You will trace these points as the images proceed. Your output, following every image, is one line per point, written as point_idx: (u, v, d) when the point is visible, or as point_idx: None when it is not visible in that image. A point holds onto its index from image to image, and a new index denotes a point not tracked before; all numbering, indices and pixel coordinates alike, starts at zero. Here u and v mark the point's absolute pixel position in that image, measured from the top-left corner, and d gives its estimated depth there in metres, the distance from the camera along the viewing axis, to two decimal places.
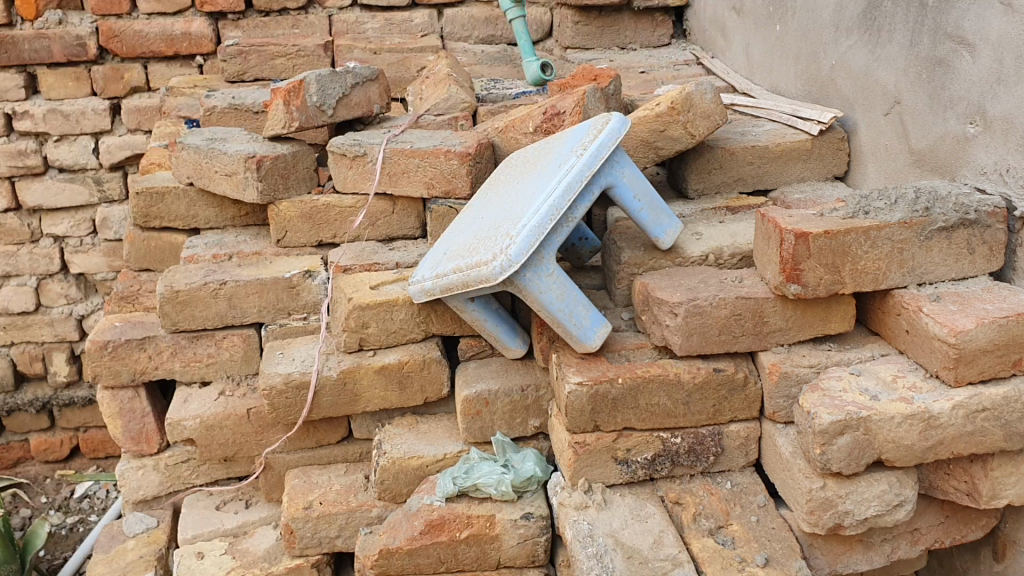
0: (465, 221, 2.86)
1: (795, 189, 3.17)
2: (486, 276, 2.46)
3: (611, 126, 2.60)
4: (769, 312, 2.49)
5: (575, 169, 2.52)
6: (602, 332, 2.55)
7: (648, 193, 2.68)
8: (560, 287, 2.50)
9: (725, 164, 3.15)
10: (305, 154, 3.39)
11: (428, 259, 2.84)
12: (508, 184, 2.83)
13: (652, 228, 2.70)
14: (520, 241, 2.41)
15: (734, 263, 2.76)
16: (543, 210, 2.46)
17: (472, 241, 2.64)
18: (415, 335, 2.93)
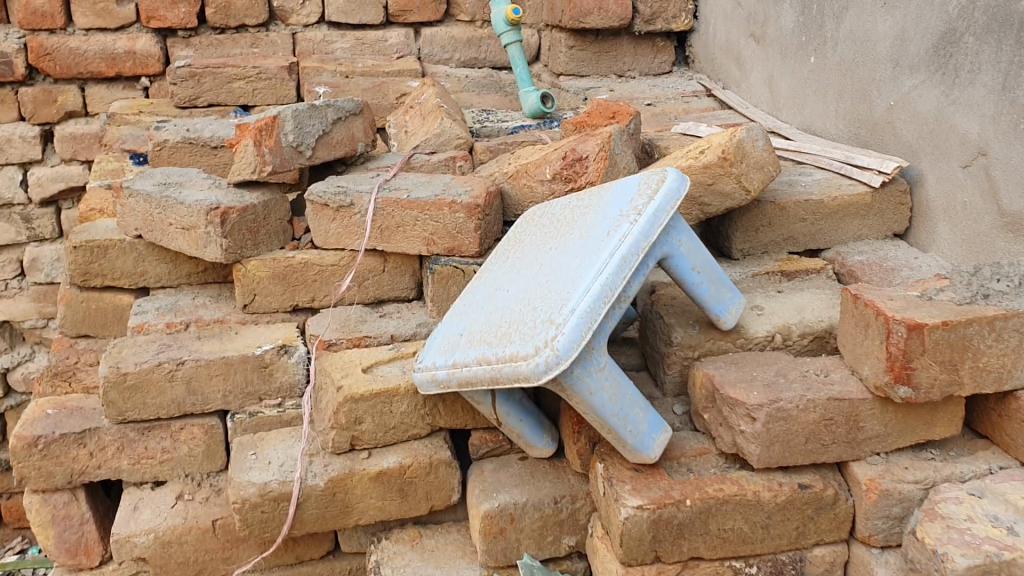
0: (482, 293, 2.37)
1: (853, 251, 2.75)
2: (524, 376, 1.98)
3: (669, 185, 2.14)
4: (866, 416, 2.08)
5: (630, 240, 2.05)
6: (662, 438, 2.11)
7: (707, 264, 2.23)
8: (613, 385, 2.04)
9: (775, 221, 2.71)
10: (278, 203, 2.86)
11: (437, 340, 2.35)
12: (535, 249, 2.35)
13: (711, 305, 2.25)
14: (569, 334, 1.94)
15: (803, 344, 2.34)
16: (594, 293, 1.98)
17: (499, 324, 2.15)
18: (419, 429, 2.46)
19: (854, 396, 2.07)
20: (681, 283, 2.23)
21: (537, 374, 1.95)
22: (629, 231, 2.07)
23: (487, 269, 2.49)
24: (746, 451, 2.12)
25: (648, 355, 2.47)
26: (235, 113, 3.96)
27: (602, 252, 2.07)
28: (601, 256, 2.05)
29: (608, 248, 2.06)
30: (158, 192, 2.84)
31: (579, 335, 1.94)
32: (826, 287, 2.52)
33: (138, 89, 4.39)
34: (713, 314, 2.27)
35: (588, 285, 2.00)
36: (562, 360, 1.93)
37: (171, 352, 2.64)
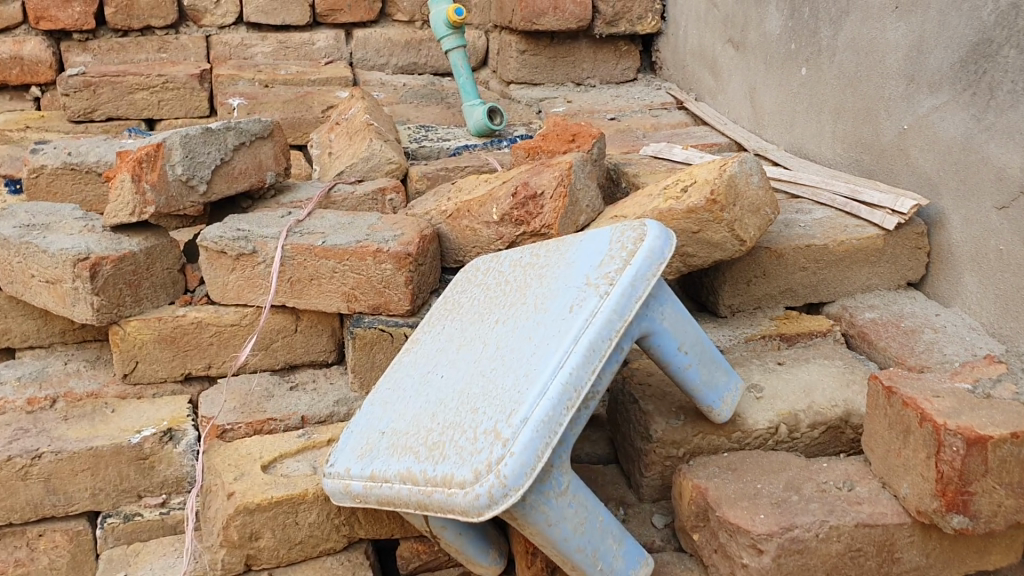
0: (411, 375, 1.88)
1: (862, 305, 2.31)
2: (461, 508, 1.50)
3: (648, 245, 1.66)
4: (903, 546, 1.64)
5: (599, 321, 1.58)
6: (642, 573, 1.67)
7: (697, 340, 1.75)
8: (580, 513, 1.58)
9: (771, 272, 2.25)
10: (165, 249, 2.34)
11: (355, 436, 1.85)
12: (477, 320, 1.86)
13: (700, 394, 1.78)
14: (521, 456, 1.46)
15: (813, 437, 1.92)
16: (554, 398, 1.51)
17: (430, 426, 1.67)
18: (333, 544, 1.96)
19: (888, 521, 1.62)
20: (663, 366, 1.76)
21: (478, 508, 1.47)
22: (598, 308, 1.60)
23: (418, 338, 1.99)
24: None
25: (619, 446, 2.01)
26: (134, 129, 3.44)
27: (563, 336, 1.59)
28: (562, 344, 1.57)
29: (570, 332, 1.58)
30: (17, 236, 2.28)
31: (534, 455, 1.47)
32: (836, 360, 2.08)
33: (27, 98, 3.81)
34: (704, 404, 1.80)
35: (546, 385, 1.52)
36: (511, 490, 1.46)
37: (26, 441, 2.10)
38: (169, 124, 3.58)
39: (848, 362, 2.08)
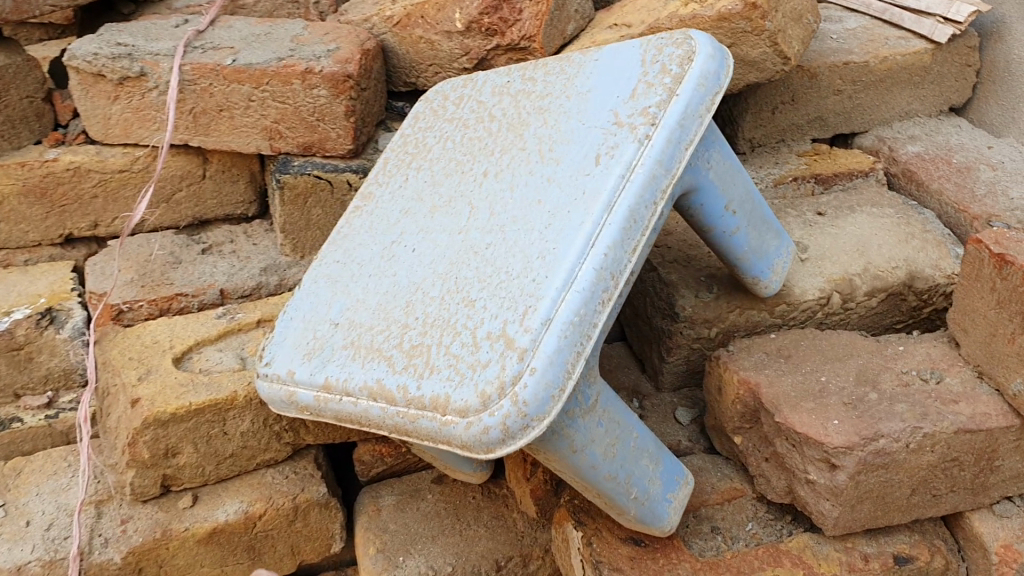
0: (369, 245, 1.43)
1: (902, 136, 1.92)
2: (459, 443, 1.08)
3: (698, 68, 1.21)
4: (1006, 453, 1.30)
5: (640, 179, 1.14)
6: (680, 496, 1.29)
7: (748, 197, 1.33)
8: (610, 432, 1.19)
9: (801, 96, 1.84)
10: (22, 71, 1.76)
11: (294, 324, 1.40)
12: (455, 171, 1.40)
13: (746, 264, 1.39)
14: (545, 375, 1.04)
15: (869, 307, 1.55)
16: (586, 289, 1.08)
17: (406, 322, 1.23)
18: (274, 454, 1.55)
19: (992, 425, 1.27)
20: (703, 231, 1.34)
21: (485, 445, 1.06)
22: (637, 159, 1.16)
23: (373, 191, 1.52)
24: (812, 509, 1.32)
25: (628, 323, 1.64)
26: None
27: (591, 200, 1.15)
28: (591, 211, 1.14)
29: (601, 195, 1.14)
30: None
31: (562, 373, 1.05)
32: (888, 211, 1.70)
33: None
34: (749, 276, 1.41)
35: (573, 271, 1.10)
36: (533, 422, 1.04)
37: None
38: None
39: (901, 211, 1.70)
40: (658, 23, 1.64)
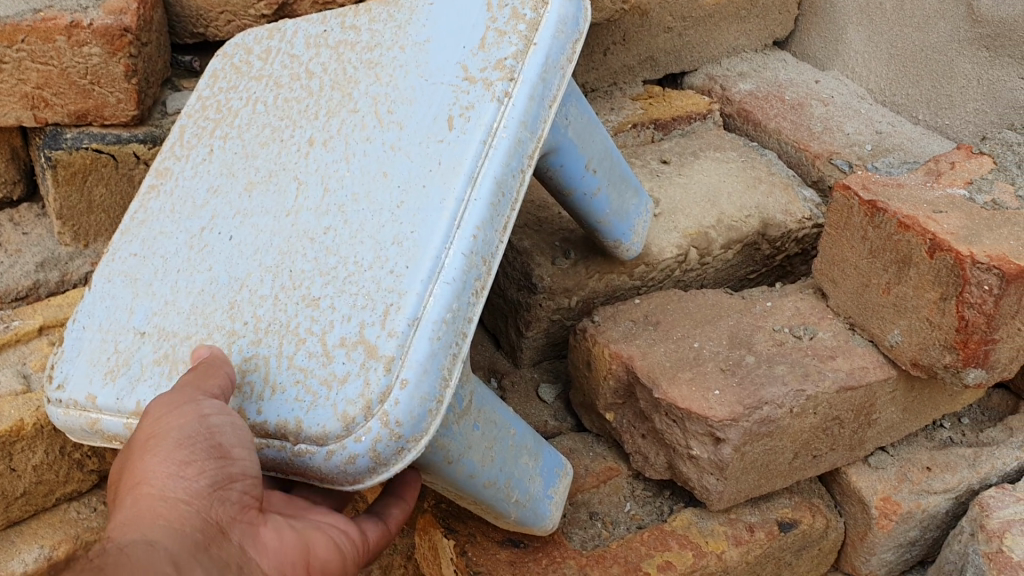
0: (172, 232, 1.14)
1: (731, 74, 1.86)
2: (318, 474, 0.89)
3: (554, 12, 1.05)
4: (882, 405, 1.26)
5: (504, 145, 0.98)
6: (561, 490, 1.17)
7: (607, 153, 1.20)
8: (487, 433, 1.04)
9: (633, 36, 1.74)
10: None
11: (89, 336, 1.11)
12: (271, 140, 1.14)
13: (607, 227, 1.27)
14: (420, 388, 0.87)
15: (725, 259, 1.47)
16: (455, 279, 0.92)
17: (230, 328, 1.00)
18: (77, 484, 1.32)
19: (871, 380, 1.21)
20: (562, 195, 1.20)
21: (350, 475, 0.88)
22: (498, 122, 0.99)
23: (169, 166, 1.22)
24: (694, 485, 1.23)
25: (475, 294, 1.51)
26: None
27: (449, 173, 0.97)
28: (450, 186, 0.96)
29: (461, 166, 0.97)
30: None
31: (438, 381, 0.89)
32: (731, 155, 1.63)
33: None
34: (609, 240, 1.30)
35: (439, 259, 0.92)
36: (409, 444, 0.87)
37: None
38: None
39: (744, 154, 1.63)
40: None
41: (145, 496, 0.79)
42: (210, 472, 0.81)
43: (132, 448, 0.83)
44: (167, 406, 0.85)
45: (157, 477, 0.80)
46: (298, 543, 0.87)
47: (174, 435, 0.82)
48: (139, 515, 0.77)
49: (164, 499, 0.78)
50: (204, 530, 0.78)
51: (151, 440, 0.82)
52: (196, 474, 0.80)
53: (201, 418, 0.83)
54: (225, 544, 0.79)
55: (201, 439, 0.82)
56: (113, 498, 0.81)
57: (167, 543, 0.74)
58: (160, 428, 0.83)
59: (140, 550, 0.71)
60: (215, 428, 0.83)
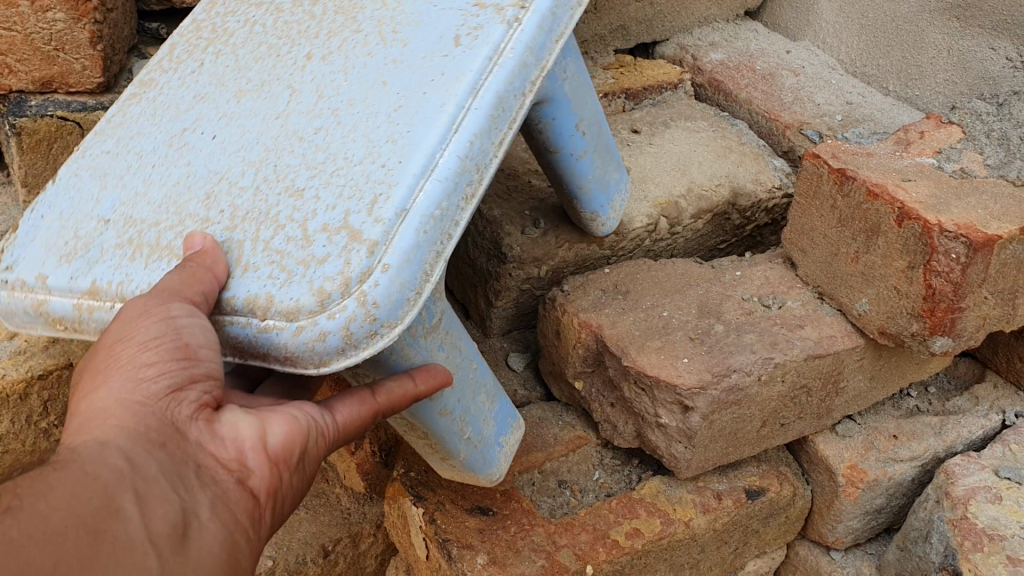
0: (151, 132, 1.07)
1: (703, 44, 1.85)
2: (280, 355, 0.82)
3: None
4: (850, 374, 1.26)
5: (509, 65, 0.92)
6: (511, 442, 1.14)
7: (598, 118, 1.18)
8: (452, 358, 1.00)
9: (604, 4, 1.73)
10: None
11: (47, 224, 1.04)
12: (267, 55, 1.08)
13: (587, 196, 1.25)
14: (401, 275, 0.81)
15: (696, 229, 1.47)
16: (448, 178, 0.85)
17: (205, 216, 0.93)
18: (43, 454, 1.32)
19: (839, 348, 1.22)
20: (547, 152, 1.17)
21: (316, 356, 0.80)
22: (505, 43, 0.93)
23: (156, 78, 1.16)
24: (663, 453, 1.24)
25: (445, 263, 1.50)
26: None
27: (452, 80, 0.90)
28: (451, 92, 0.89)
29: (465, 75, 0.90)
30: None
31: (420, 274, 0.82)
32: (702, 125, 1.62)
33: None
34: (586, 210, 1.28)
35: (433, 155, 0.86)
36: (382, 330, 0.81)
37: None
38: None
39: (715, 124, 1.63)
40: None
41: (99, 399, 0.77)
42: (173, 373, 0.78)
43: (97, 347, 0.81)
44: (136, 306, 0.81)
45: (118, 379, 0.78)
46: (259, 432, 0.81)
47: (137, 337, 0.79)
48: (92, 417, 0.76)
49: (118, 401, 0.76)
50: (160, 429, 0.76)
51: (114, 342, 0.79)
52: (157, 376, 0.78)
53: (168, 320, 0.79)
54: (180, 444, 0.77)
55: (166, 340, 0.78)
56: (75, 401, 0.80)
57: (117, 441, 0.73)
58: (124, 330, 0.79)
59: (84, 453, 0.71)
60: (184, 330, 0.79)
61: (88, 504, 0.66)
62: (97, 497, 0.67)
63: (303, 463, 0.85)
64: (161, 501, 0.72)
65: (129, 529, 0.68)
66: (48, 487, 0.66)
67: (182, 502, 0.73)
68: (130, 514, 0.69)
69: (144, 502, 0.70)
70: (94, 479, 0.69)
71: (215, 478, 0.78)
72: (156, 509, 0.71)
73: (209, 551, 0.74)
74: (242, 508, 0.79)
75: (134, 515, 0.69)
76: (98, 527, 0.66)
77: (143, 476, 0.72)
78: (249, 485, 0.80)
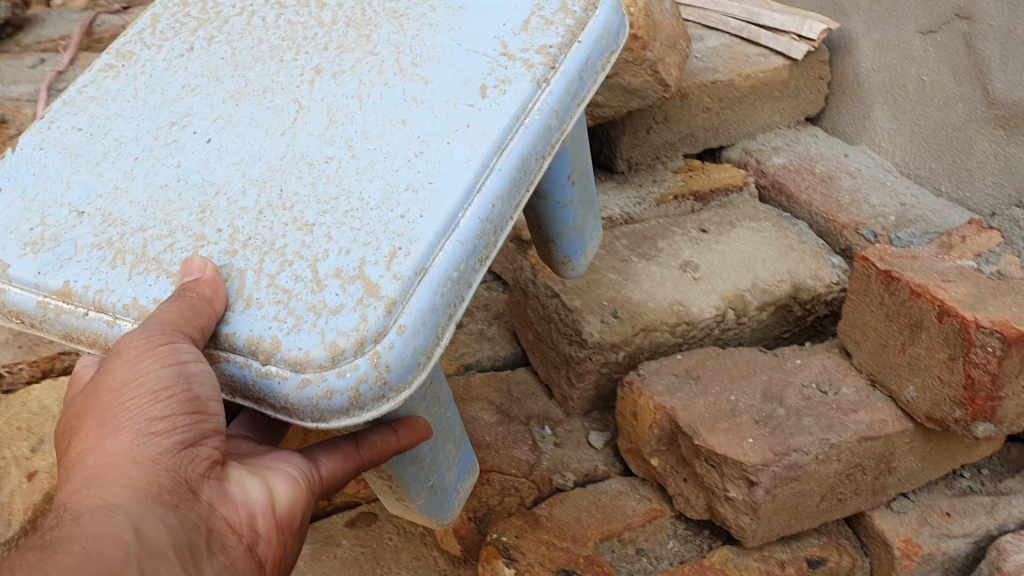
0: (134, 119, 1.04)
1: (766, 148, 2.02)
2: (277, 402, 0.82)
3: (601, 19, 1.05)
4: (901, 455, 1.40)
5: (534, 127, 0.95)
6: (466, 486, 1.22)
7: (585, 171, 1.27)
8: (432, 407, 1.08)
9: (673, 116, 1.91)
10: None
11: (7, 200, 0.99)
12: (269, 57, 1.06)
13: (564, 241, 1.32)
14: (415, 338, 0.82)
15: (761, 319, 1.61)
16: (468, 241, 0.87)
17: (200, 233, 0.91)
18: None
19: (890, 431, 1.35)
20: (538, 198, 1.24)
21: (318, 411, 0.81)
22: (533, 103, 0.96)
23: (133, 49, 1.12)
24: (731, 524, 1.37)
25: (531, 347, 1.70)
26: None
27: (477, 134, 0.92)
28: (477, 149, 0.91)
29: (491, 133, 0.92)
30: None
31: (431, 337, 0.83)
32: (765, 224, 1.79)
33: None
34: (560, 255, 1.35)
35: (454, 215, 0.87)
36: (390, 393, 0.81)
37: None
38: None
39: (777, 223, 1.79)
40: None
41: (111, 453, 0.81)
42: (183, 428, 0.83)
43: (101, 388, 0.83)
44: (138, 342, 0.82)
45: (129, 433, 0.82)
46: (265, 496, 0.90)
47: (146, 386, 0.81)
48: (104, 471, 0.80)
49: (132, 457, 0.81)
50: (171, 488, 0.81)
51: (121, 386, 0.82)
52: (169, 430, 0.82)
53: (180, 366, 0.81)
54: (190, 505, 0.82)
55: (177, 389, 0.81)
56: (76, 447, 0.83)
57: (127, 511, 0.77)
58: (131, 375, 0.82)
59: (94, 528, 0.75)
60: (193, 379, 0.82)
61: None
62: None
63: (300, 525, 0.95)
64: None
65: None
66: None
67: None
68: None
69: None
70: (95, 563, 0.72)
71: (220, 543, 0.84)
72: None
73: None
74: (245, 569, 0.86)
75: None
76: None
77: (150, 552, 0.76)
78: (254, 548, 0.88)
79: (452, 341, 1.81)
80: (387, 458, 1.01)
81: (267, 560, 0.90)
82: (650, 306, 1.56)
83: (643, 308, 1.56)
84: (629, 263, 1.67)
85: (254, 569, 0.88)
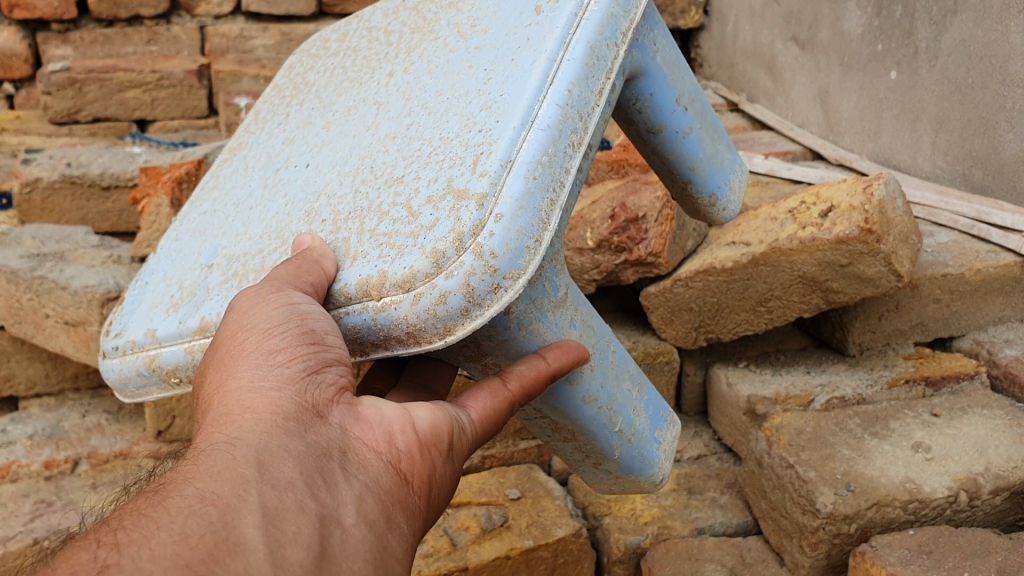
0: (247, 183, 1.19)
1: (998, 340, 2.05)
2: (401, 332, 0.84)
3: None
4: None
5: (597, 16, 0.96)
6: (668, 440, 1.21)
7: (695, 92, 1.24)
8: (586, 337, 1.08)
9: (905, 304, 2.00)
10: None
11: (153, 287, 1.15)
12: (351, 87, 1.19)
13: (700, 177, 1.28)
14: (516, 222, 0.82)
15: (995, 504, 1.63)
16: (550, 127, 0.87)
17: (311, 226, 0.97)
18: None
19: None
20: (653, 134, 1.22)
21: (440, 322, 0.82)
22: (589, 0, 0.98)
23: (245, 142, 1.31)
24: None
25: (763, 515, 1.80)
26: (133, 139, 3.47)
27: (540, 42, 0.94)
28: (542, 51, 0.92)
29: (552, 33, 0.94)
30: (27, 270, 2.20)
31: (536, 221, 0.83)
32: (997, 412, 1.83)
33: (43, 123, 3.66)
34: (705, 194, 1.31)
35: (532, 109, 0.87)
36: (505, 282, 0.82)
37: (52, 516, 1.94)
38: (163, 124, 3.70)
39: (1011, 412, 1.83)
40: (778, 243, 1.88)
41: (231, 392, 0.83)
42: (304, 358, 0.85)
43: (219, 342, 0.88)
44: (253, 298, 0.88)
45: (249, 370, 0.84)
46: (401, 416, 0.88)
47: (261, 324, 0.85)
48: (233, 405, 0.81)
49: (253, 389, 0.83)
50: (296, 410, 0.81)
51: (238, 331, 0.86)
52: (290, 361, 0.84)
53: (291, 305, 0.85)
54: (318, 430, 0.81)
55: (291, 325, 0.85)
56: (203, 394, 0.85)
57: (248, 443, 0.76)
58: (246, 320, 0.87)
59: (215, 468, 0.74)
60: (307, 315, 0.86)
61: (202, 543, 0.67)
62: (215, 531, 0.68)
63: (450, 453, 0.93)
64: (293, 514, 0.73)
65: (253, 561, 0.68)
66: (154, 534, 0.67)
67: (320, 506, 0.75)
68: (253, 542, 0.69)
69: (271, 519, 0.71)
70: (209, 502, 0.70)
71: (357, 462, 0.82)
72: (288, 525, 0.72)
73: (354, 560, 0.75)
74: (390, 488, 0.83)
75: (258, 541, 0.69)
76: (211, 568, 0.65)
77: (275, 484, 0.73)
78: (398, 466, 0.85)
79: (686, 505, 1.93)
80: (540, 383, 0.98)
81: (414, 478, 0.86)
82: (882, 482, 1.64)
83: (876, 483, 1.64)
84: (862, 440, 1.77)
85: (402, 488, 0.85)
